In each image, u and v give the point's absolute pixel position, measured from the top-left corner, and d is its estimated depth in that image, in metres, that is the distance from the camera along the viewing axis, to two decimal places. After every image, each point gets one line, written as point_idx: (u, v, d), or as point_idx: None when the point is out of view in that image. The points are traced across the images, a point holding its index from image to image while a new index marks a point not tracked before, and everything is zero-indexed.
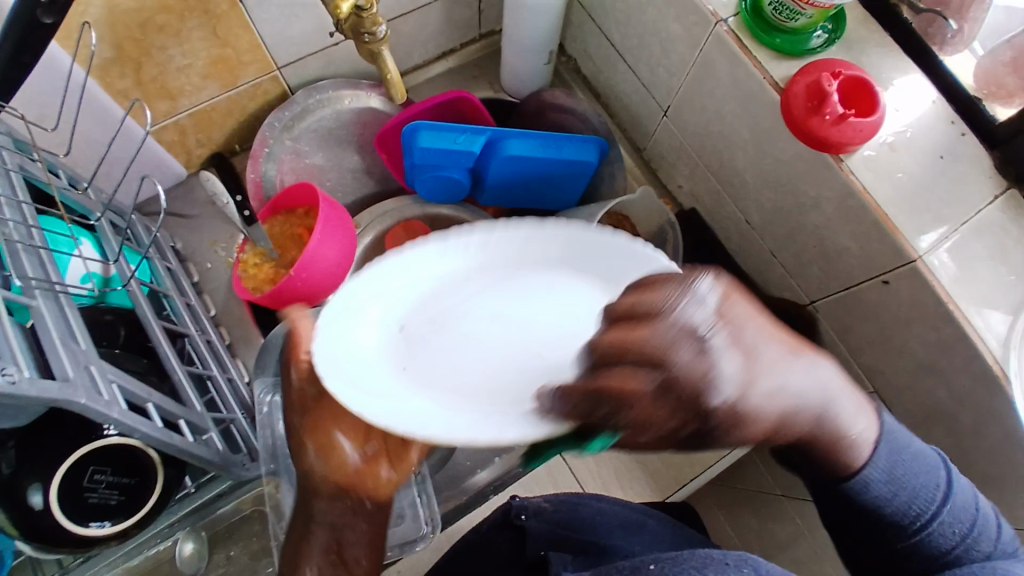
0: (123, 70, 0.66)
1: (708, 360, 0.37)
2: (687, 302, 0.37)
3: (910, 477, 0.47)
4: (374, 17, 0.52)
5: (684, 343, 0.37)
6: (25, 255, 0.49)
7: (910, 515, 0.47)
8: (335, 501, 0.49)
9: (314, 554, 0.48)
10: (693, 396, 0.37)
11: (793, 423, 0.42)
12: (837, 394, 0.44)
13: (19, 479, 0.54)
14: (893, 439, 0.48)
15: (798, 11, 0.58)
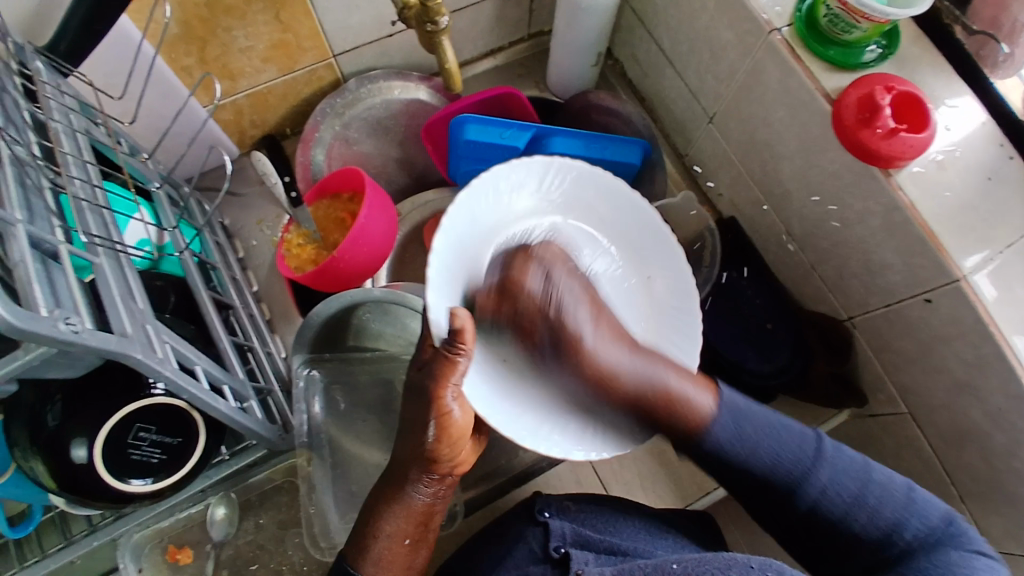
0: (189, 48, 0.69)
1: (547, 286, 0.55)
2: (538, 273, 0.56)
3: (776, 441, 0.54)
4: (438, 7, 0.54)
5: (536, 275, 0.56)
6: (91, 214, 0.51)
7: (793, 477, 0.53)
8: (429, 477, 0.55)
9: (403, 523, 0.55)
10: (529, 314, 0.55)
11: (620, 383, 0.54)
12: (665, 376, 0.54)
13: (64, 433, 0.55)
14: (736, 407, 0.55)
15: (853, 24, 0.58)
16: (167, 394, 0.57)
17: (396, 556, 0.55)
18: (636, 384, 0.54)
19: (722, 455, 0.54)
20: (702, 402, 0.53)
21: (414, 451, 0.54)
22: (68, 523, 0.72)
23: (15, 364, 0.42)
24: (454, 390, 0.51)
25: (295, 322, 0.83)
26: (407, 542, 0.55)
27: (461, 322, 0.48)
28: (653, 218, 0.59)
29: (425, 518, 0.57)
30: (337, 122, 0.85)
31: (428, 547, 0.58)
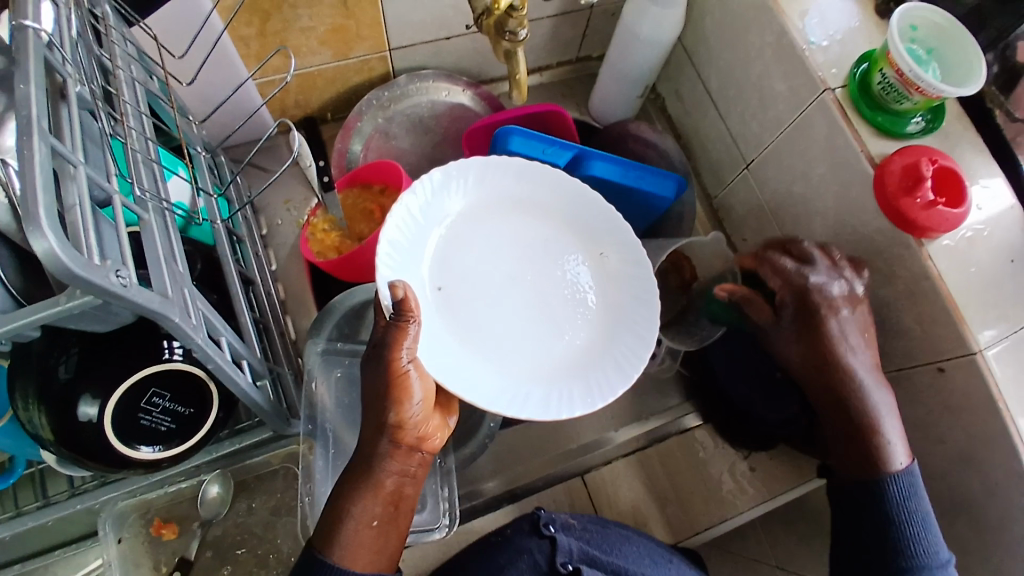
0: (250, 20, 0.68)
1: (835, 295, 0.65)
2: (828, 280, 0.65)
3: (915, 528, 0.60)
4: (521, 19, 0.55)
5: (835, 295, 0.64)
6: (144, 168, 0.50)
7: (907, 556, 0.60)
8: (400, 453, 0.54)
9: (377, 499, 0.52)
10: (813, 306, 0.65)
11: (848, 375, 0.64)
12: (886, 410, 0.64)
13: (72, 389, 0.53)
14: (918, 488, 0.62)
15: (905, 95, 0.60)
16: (184, 360, 0.57)
17: (364, 535, 0.51)
18: (868, 400, 0.64)
19: (876, 497, 0.62)
20: (895, 451, 0.63)
21: (379, 418, 0.53)
22: (48, 481, 0.69)
23: (53, 310, 0.40)
24: (408, 353, 0.53)
25: (310, 307, 0.82)
26: (373, 524, 0.52)
27: (403, 293, 0.52)
28: (572, 184, 0.67)
29: (395, 500, 0.54)
30: (380, 114, 0.86)
31: (400, 533, 0.54)
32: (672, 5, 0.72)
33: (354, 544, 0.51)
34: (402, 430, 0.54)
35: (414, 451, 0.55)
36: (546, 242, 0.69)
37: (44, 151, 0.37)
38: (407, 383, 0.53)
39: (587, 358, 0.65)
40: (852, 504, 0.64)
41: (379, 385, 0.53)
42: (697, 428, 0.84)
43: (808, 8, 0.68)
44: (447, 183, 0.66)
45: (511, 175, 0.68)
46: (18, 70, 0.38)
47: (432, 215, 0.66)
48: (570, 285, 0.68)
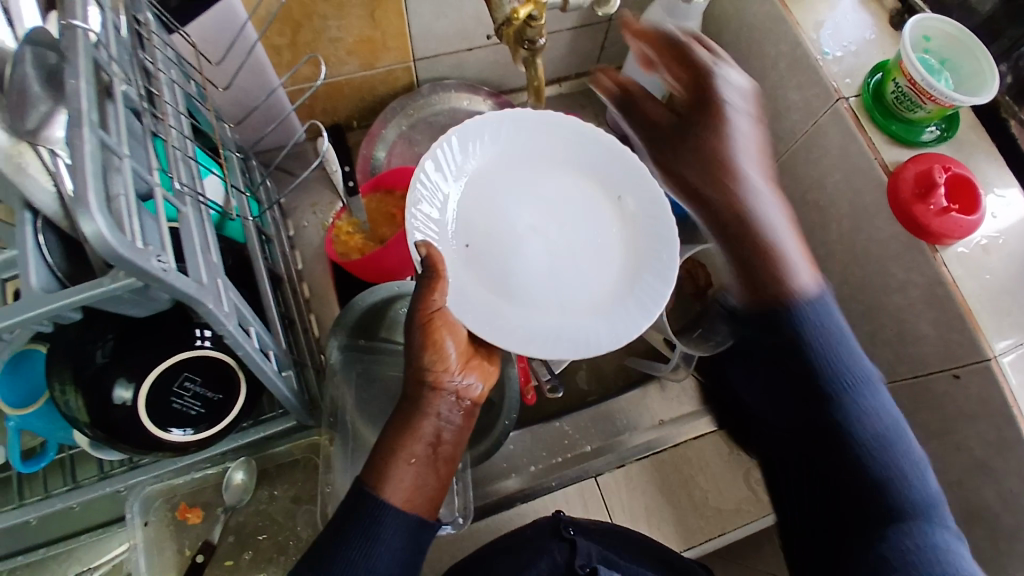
0: (283, 29, 0.71)
1: (717, 72, 0.65)
2: (724, 73, 0.65)
3: (837, 357, 0.61)
4: (540, 28, 0.57)
5: (726, 88, 0.64)
6: (183, 163, 0.53)
7: (831, 384, 0.61)
8: (440, 394, 0.60)
9: (418, 443, 0.58)
10: (704, 90, 0.64)
11: (727, 184, 0.63)
12: (781, 231, 0.62)
13: (109, 372, 0.56)
14: (829, 315, 0.62)
15: (918, 103, 0.61)
16: (213, 347, 0.59)
17: (402, 470, 0.56)
18: (756, 212, 0.63)
19: (786, 329, 0.62)
20: (797, 272, 0.63)
21: (417, 367, 0.60)
22: (77, 468, 0.72)
23: (98, 291, 0.42)
24: (441, 301, 0.60)
25: (333, 306, 0.85)
26: (413, 462, 0.57)
27: (425, 250, 0.60)
28: (585, 130, 0.70)
29: (435, 443, 0.59)
30: (405, 121, 0.89)
31: (439, 478, 0.59)
32: (688, 18, 0.74)
33: (393, 479, 0.56)
34: (438, 378, 0.60)
35: (453, 399, 0.61)
36: (566, 189, 0.71)
37: (93, 143, 0.39)
38: (440, 340, 0.60)
39: (613, 299, 0.67)
40: (767, 333, 0.65)
41: (422, 334, 0.60)
42: (711, 434, 0.84)
43: (822, 20, 0.70)
44: (461, 144, 0.68)
45: (524, 131, 0.70)
46: (69, 67, 0.40)
47: (451, 175, 0.68)
48: (593, 231, 0.69)
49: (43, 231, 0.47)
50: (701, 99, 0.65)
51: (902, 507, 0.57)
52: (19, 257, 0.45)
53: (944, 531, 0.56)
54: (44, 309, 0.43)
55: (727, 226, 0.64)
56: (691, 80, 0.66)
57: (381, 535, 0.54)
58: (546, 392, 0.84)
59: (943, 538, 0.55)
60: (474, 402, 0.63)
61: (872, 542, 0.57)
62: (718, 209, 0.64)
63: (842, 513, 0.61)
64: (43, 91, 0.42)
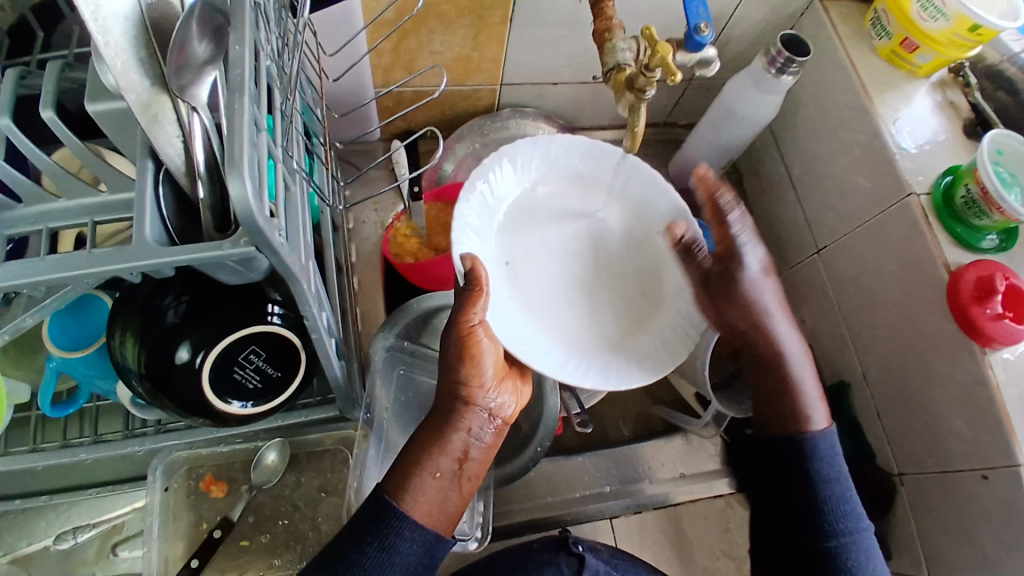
0: (392, 37, 0.73)
1: (744, 255, 0.62)
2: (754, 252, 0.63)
3: (839, 491, 0.59)
4: (651, 81, 0.58)
5: (755, 255, 0.62)
6: (296, 142, 0.54)
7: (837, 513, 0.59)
8: (473, 410, 0.59)
9: (445, 454, 0.57)
10: (720, 274, 0.63)
11: (767, 357, 0.63)
12: (804, 380, 0.62)
13: (176, 332, 0.55)
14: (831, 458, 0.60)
15: (986, 211, 0.64)
16: (281, 325, 0.59)
17: (426, 481, 0.56)
18: (784, 363, 0.62)
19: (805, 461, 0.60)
20: (814, 415, 0.62)
21: (452, 377, 0.60)
22: (100, 420, 0.71)
23: (216, 253, 0.43)
24: (480, 316, 0.59)
25: (378, 304, 0.86)
26: (436, 476, 0.56)
27: (470, 263, 0.60)
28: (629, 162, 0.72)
29: (461, 458, 0.58)
30: (479, 140, 0.91)
31: (461, 494, 0.58)
32: (774, 92, 0.77)
33: (416, 491, 0.55)
34: (473, 392, 0.60)
35: (485, 416, 0.60)
36: (597, 219, 0.74)
37: (249, 113, 0.40)
38: (479, 354, 0.60)
39: (641, 334, 0.69)
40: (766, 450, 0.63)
41: (460, 344, 0.59)
42: (726, 496, 0.84)
43: (899, 116, 0.74)
44: (514, 167, 0.72)
45: (574, 157, 0.73)
46: (236, 34, 0.42)
47: (499, 195, 0.72)
48: (624, 262, 0.73)
49: (162, 183, 0.48)
50: (725, 299, 0.63)
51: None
52: (137, 202, 0.45)
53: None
54: (149, 260, 0.43)
55: (750, 361, 0.65)
56: (714, 206, 0.61)
57: (400, 548, 0.53)
58: (573, 425, 0.82)
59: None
60: (503, 424, 0.62)
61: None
62: (749, 338, 0.63)
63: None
64: (203, 49, 0.43)
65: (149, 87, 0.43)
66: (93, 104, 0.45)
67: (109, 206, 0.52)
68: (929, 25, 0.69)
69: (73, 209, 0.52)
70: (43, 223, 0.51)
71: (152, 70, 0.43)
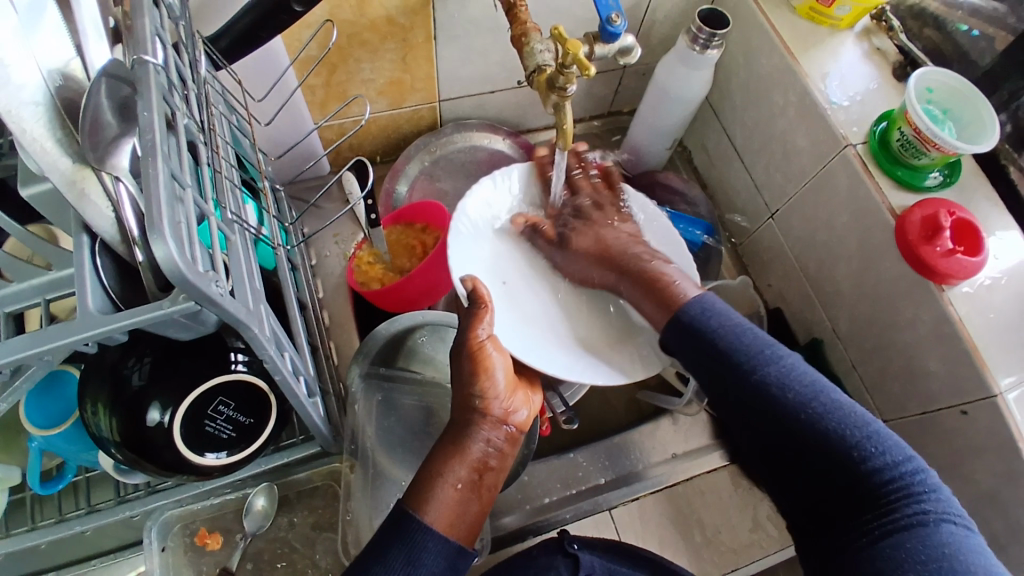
0: (320, 71, 0.74)
1: (571, 203, 0.74)
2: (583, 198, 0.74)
3: (736, 337, 0.55)
4: (571, 76, 0.59)
5: (582, 203, 0.74)
6: (230, 193, 0.55)
7: (747, 358, 0.54)
8: (491, 421, 0.58)
9: (461, 468, 0.55)
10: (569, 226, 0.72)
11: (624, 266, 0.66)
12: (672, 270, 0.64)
13: (144, 395, 0.56)
14: (716, 311, 0.57)
15: (923, 151, 0.65)
16: (247, 371, 0.60)
17: (445, 493, 0.53)
18: (636, 265, 0.65)
19: (698, 336, 0.57)
20: (684, 287, 0.61)
21: (464, 393, 0.58)
22: (93, 491, 0.71)
23: (156, 313, 0.44)
24: (485, 331, 0.60)
25: (352, 334, 0.87)
26: (458, 487, 0.54)
27: (471, 283, 0.61)
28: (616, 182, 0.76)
29: (480, 468, 0.56)
30: (427, 158, 0.93)
31: (481, 505, 0.56)
32: (701, 68, 0.78)
33: (438, 502, 0.53)
34: (487, 403, 0.58)
35: (500, 425, 0.59)
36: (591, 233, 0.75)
37: (163, 173, 0.41)
38: (488, 363, 0.59)
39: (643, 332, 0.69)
40: (671, 342, 0.59)
41: (471, 361, 0.59)
42: (723, 468, 0.84)
43: (828, 71, 0.75)
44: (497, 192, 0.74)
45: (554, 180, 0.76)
46: (142, 99, 0.43)
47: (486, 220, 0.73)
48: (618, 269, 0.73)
49: (100, 254, 0.50)
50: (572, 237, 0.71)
51: (890, 479, 0.48)
52: (77, 277, 0.47)
53: (951, 524, 0.47)
54: (96, 329, 0.44)
55: (611, 286, 0.69)
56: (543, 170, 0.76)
57: (425, 560, 0.50)
58: (561, 423, 0.82)
59: (945, 530, 0.46)
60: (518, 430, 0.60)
61: (891, 530, 0.47)
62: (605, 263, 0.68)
63: (833, 502, 0.51)
64: (115, 121, 0.45)
65: (71, 164, 0.44)
66: (24, 189, 0.47)
67: (61, 282, 0.53)
68: None
69: (26, 291, 0.52)
70: None
71: (69, 149, 0.45)
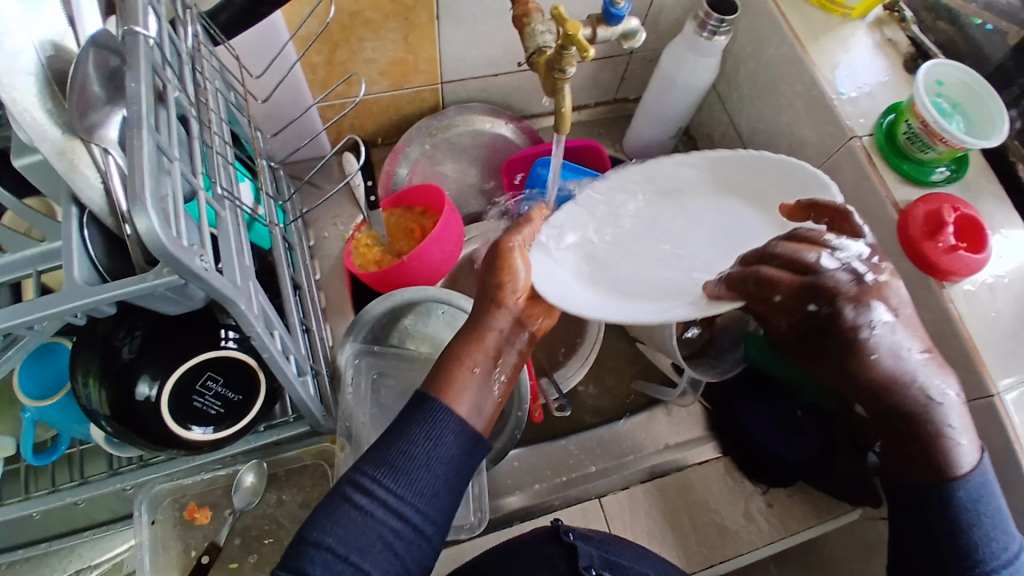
0: (321, 49, 0.74)
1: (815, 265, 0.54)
2: (837, 252, 0.55)
3: (993, 528, 0.55)
4: (572, 58, 0.58)
5: (841, 272, 0.55)
6: (222, 169, 0.54)
7: (985, 555, 0.54)
8: (491, 306, 0.57)
9: (478, 354, 0.55)
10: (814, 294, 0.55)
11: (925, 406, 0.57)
12: (953, 411, 0.57)
13: (135, 368, 0.56)
14: (984, 490, 0.56)
15: (929, 144, 0.64)
16: (237, 348, 0.59)
17: (464, 379, 0.54)
18: (919, 397, 0.57)
19: (937, 509, 0.56)
20: (963, 448, 0.56)
21: (484, 286, 0.58)
22: (86, 464, 0.72)
23: (140, 285, 0.44)
24: (519, 241, 0.59)
25: (349, 315, 0.87)
26: (474, 370, 0.55)
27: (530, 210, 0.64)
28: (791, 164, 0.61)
29: (495, 354, 0.56)
30: (428, 141, 0.92)
31: (496, 397, 0.56)
32: (709, 54, 0.77)
33: (458, 387, 0.53)
34: (504, 293, 0.57)
35: (517, 320, 0.58)
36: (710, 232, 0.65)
37: (149, 144, 0.41)
38: (512, 264, 0.57)
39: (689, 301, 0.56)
40: (919, 504, 0.57)
41: (496, 263, 0.58)
42: (716, 461, 0.84)
43: (838, 62, 0.73)
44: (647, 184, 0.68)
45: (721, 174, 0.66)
46: (130, 70, 0.42)
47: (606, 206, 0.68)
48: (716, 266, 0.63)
49: (88, 226, 0.50)
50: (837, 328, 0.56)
51: None
52: (64, 248, 0.46)
53: None
54: (78, 301, 0.44)
55: (882, 419, 0.60)
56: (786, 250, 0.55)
57: (445, 438, 0.51)
58: (552, 410, 0.84)
59: None
60: (534, 335, 0.60)
61: None
62: (878, 401, 0.59)
63: None
64: (102, 92, 0.45)
65: (60, 134, 0.44)
66: (17, 159, 0.47)
67: (52, 254, 0.54)
68: None
69: (19, 261, 0.52)
70: None
71: (58, 118, 0.44)
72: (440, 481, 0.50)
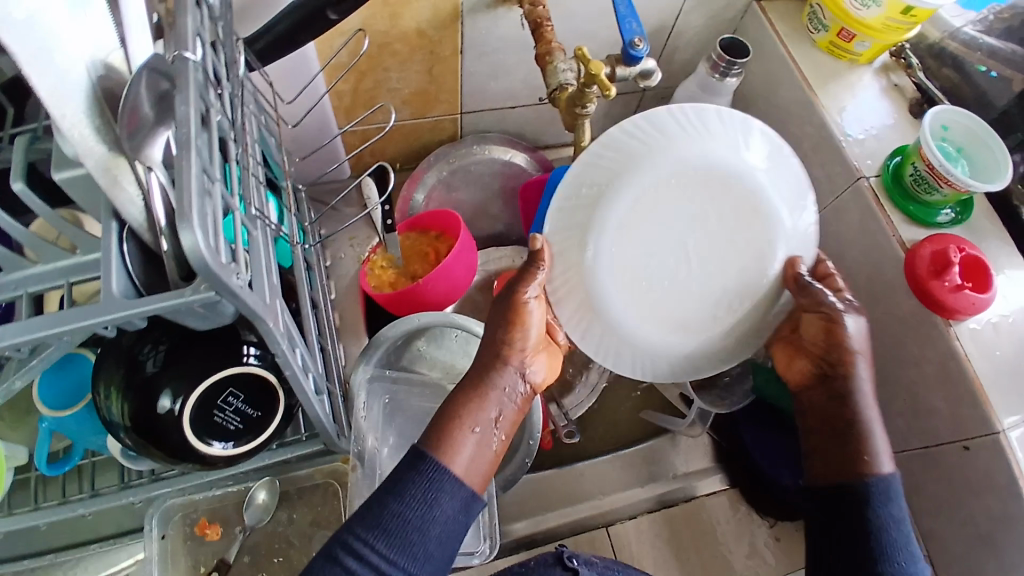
0: (348, 79, 0.76)
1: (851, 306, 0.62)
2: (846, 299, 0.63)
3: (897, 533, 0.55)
4: (591, 96, 0.63)
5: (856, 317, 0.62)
6: (255, 189, 0.56)
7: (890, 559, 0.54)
8: (499, 362, 0.59)
9: (482, 413, 0.57)
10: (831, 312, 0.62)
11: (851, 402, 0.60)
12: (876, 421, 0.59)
13: (158, 381, 0.57)
14: (894, 494, 0.56)
15: (935, 186, 0.66)
16: (258, 364, 0.60)
17: (462, 436, 0.55)
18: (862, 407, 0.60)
19: (863, 505, 0.56)
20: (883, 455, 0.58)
21: (495, 336, 0.60)
22: (97, 476, 0.72)
23: (177, 300, 0.45)
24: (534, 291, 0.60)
25: (362, 335, 0.88)
26: (475, 430, 0.56)
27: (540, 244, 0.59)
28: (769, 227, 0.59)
29: (497, 416, 0.58)
30: (445, 168, 0.94)
31: (494, 452, 0.57)
32: (721, 94, 0.80)
33: (455, 446, 0.54)
34: (513, 351, 0.60)
35: (518, 376, 0.60)
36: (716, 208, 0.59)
37: (196, 166, 0.42)
38: (524, 315, 0.60)
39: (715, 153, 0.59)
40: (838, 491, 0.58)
41: (509, 312, 0.60)
42: (723, 492, 0.84)
43: (845, 106, 0.76)
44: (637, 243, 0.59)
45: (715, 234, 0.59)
46: (181, 94, 0.44)
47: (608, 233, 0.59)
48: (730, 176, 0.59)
49: (127, 240, 0.51)
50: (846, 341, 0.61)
51: None
52: (103, 259, 0.48)
53: None
54: (115, 312, 0.45)
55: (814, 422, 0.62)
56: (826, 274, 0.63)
57: (440, 502, 0.51)
58: (561, 437, 0.85)
59: None
60: (533, 391, 0.62)
61: None
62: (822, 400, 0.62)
63: None
64: (151, 113, 0.47)
65: (106, 151, 0.46)
66: (58, 173, 0.48)
67: (84, 267, 0.55)
68: (862, 14, 0.72)
69: (50, 272, 0.54)
70: (23, 288, 0.54)
71: (106, 137, 0.46)
72: (434, 543, 0.50)
